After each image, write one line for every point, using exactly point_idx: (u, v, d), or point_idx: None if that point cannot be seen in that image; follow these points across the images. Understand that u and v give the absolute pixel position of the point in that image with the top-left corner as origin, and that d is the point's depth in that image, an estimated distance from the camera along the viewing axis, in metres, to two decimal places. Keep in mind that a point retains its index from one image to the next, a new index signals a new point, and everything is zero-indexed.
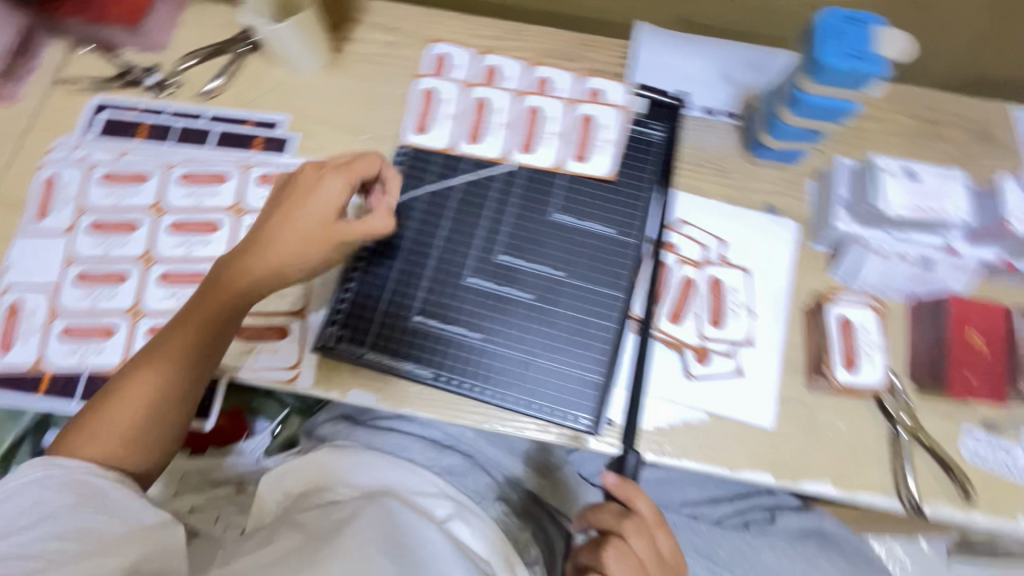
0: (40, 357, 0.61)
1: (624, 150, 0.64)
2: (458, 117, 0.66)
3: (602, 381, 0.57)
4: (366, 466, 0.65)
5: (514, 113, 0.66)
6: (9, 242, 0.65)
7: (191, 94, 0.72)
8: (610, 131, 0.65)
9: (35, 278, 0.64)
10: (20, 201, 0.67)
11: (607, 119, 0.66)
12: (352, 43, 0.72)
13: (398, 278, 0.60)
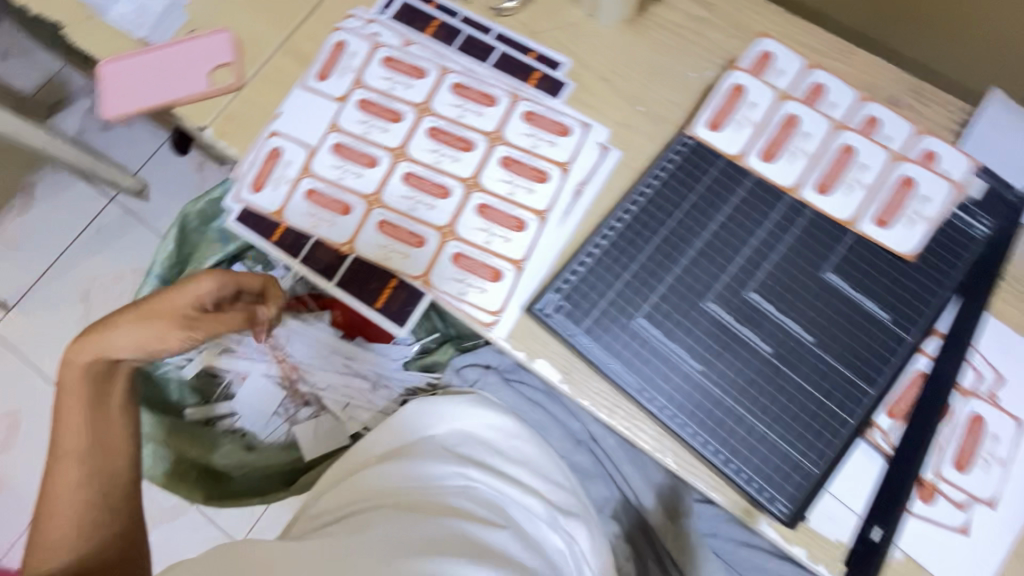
0: (283, 207, 0.65)
1: (935, 233, 0.56)
2: (761, 127, 0.60)
3: (816, 476, 0.51)
4: (507, 432, 0.66)
5: (824, 144, 0.58)
6: (288, 91, 0.69)
7: (484, 5, 0.71)
8: (930, 206, 0.56)
9: (299, 133, 0.67)
10: (310, 57, 0.71)
11: (931, 190, 0.57)
12: (659, 6, 0.70)
13: (634, 272, 0.56)
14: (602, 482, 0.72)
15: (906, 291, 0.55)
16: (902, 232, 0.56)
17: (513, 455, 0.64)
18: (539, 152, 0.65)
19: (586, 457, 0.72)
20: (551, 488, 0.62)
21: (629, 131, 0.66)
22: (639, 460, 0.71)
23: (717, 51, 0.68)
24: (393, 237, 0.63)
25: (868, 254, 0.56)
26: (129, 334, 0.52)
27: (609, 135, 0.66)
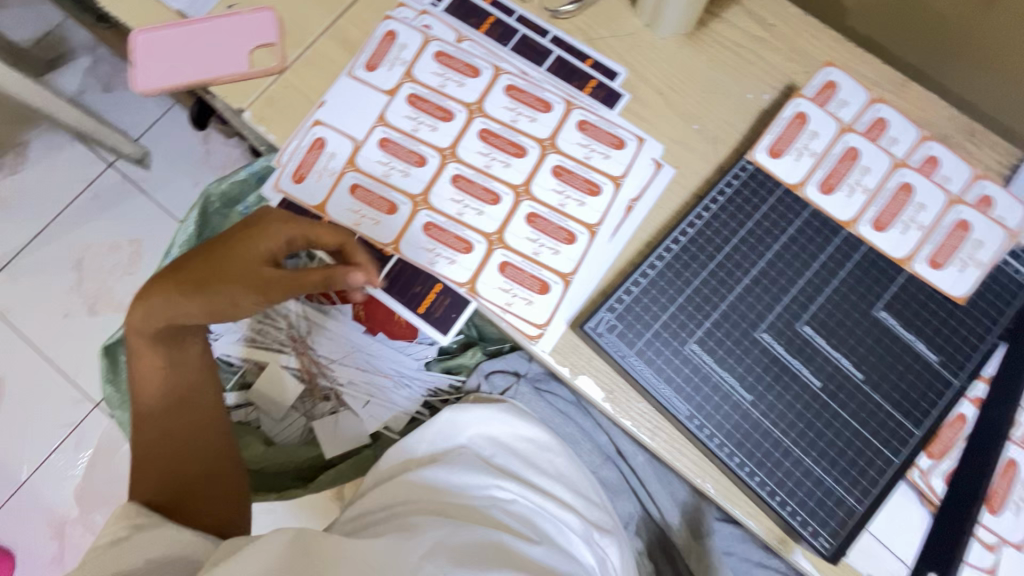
0: (325, 201, 0.63)
1: (986, 278, 0.57)
2: (820, 158, 0.59)
3: (858, 512, 0.52)
4: (542, 446, 0.65)
5: (883, 181, 0.59)
6: (333, 79, 0.66)
7: (541, 5, 0.69)
8: (982, 251, 0.57)
9: (345, 125, 0.65)
10: (356, 44, 0.68)
11: (984, 235, 0.57)
12: (720, 21, 0.69)
13: (688, 298, 0.56)
14: (627, 497, 0.72)
15: (954, 336, 0.55)
16: (954, 275, 0.56)
17: (548, 469, 0.63)
18: (592, 163, 0.64)
19: (613, 472, 0.73)
20: (586, 503, 0.62)
21: (685, 149, 0.65)
22: (665, 477, 0.72)
23: (775, 73, 0.67)
24: (440, 241, 0.61)
25: (919, 293, 0.56)
26: (190, 300, 0.53)
27: (663, 152, 0.64)
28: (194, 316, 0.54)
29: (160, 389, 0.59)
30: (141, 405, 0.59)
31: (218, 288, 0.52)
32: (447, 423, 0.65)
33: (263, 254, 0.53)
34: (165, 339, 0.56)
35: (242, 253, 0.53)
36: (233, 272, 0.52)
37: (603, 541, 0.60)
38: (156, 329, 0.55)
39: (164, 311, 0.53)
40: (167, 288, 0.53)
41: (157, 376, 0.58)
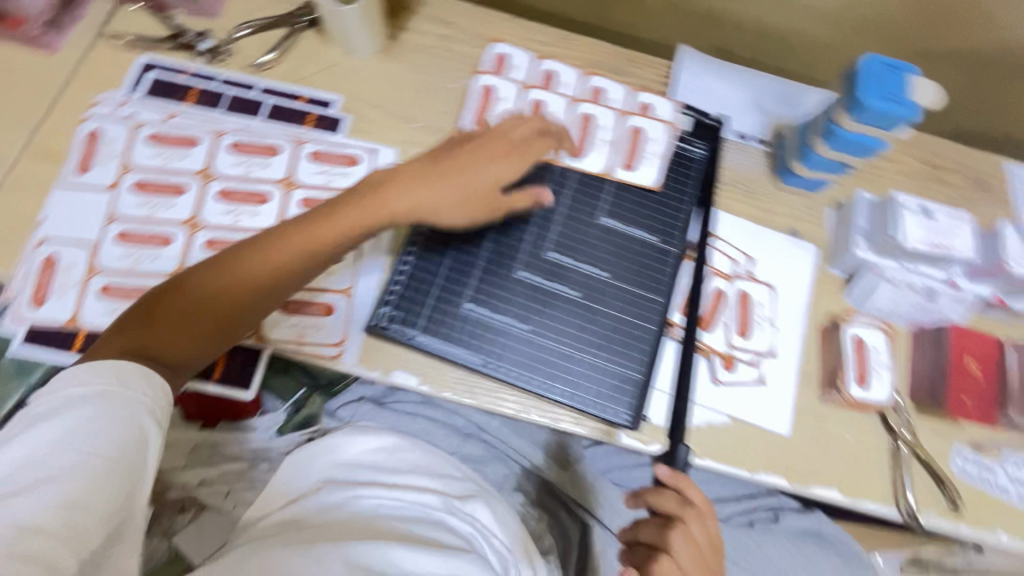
0: (75, 313, 0.61)
1: (668, 164, 0.70)
2: (514, 113, 0.73)
3: (643, 380, 0.61)
4: (394, 448, 0.70)
5: (571, 117, 0.72)
6: (47, 193, 0.65)
7: (241, 64, 0.74)
8: (657, 145, 0.71)
9: (74, 232, 0.63)
10: (62, 153, 0.67)
11: (654, 132, 0.72)
12: (407, 32, 0.78)
13: (449, 266, 0.63)
14: (496, 463, 0.77)
15: (660, 215, 0.68)
16: (645, 169, 0.69)
17: (403, 465, 0.68)
18: (335, 185, 0.69)
19: (477, 446, 0.77)
20: (444, 481, 0.68)
21: (414, 147, 0.72)
22: (522, 429, 0.79)
23: (468, 60, 0.77)
24: None
25: (625, 192, 0.68)
26: (347, 211, 0.56)
27: (397, 154, 0.71)
28: (328, 250, 0.56)
29: (245, 291, 0.55)
30: (195, 304, 0.54)
31: (410, 185, 0.58)
32: (300, 460, 0.68)
33: (493, 173, 0.60)
34: (255, 295, 0.55)
35: (480, 159, 0.60)
36: (454, 183, 0.58)
37: (467, 505, 0.65)
38: (269, 269, 0.55)
39: (289, 256, 0.55)
40: (363, 205, 0.57)
41: (209, 310, 0.55)
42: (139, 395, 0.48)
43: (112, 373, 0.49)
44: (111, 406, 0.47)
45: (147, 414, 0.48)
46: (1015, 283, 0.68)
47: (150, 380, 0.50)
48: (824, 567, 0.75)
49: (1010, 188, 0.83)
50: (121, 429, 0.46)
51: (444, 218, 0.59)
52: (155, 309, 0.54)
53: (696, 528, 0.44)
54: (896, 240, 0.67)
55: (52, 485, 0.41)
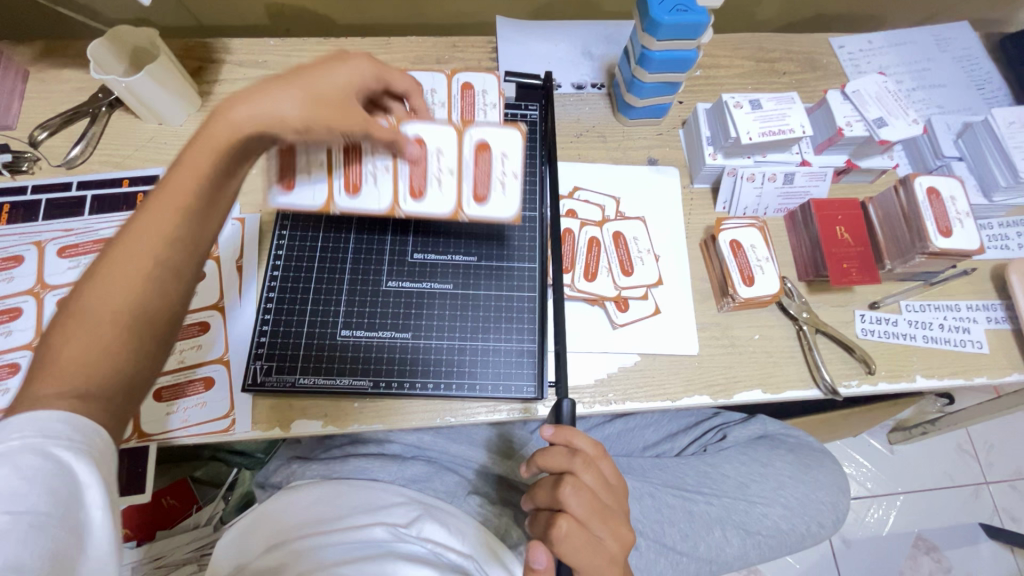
0: None
1: (504, 112, 0.72)
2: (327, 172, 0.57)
3: (537, 348, 0.63)
4: (331, 495, 0.63)
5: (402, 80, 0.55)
6: None
7: (51, 166, 0.70)
8: (489, 95, 0.72)
9: None
10: None
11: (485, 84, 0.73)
12: (219, 84, 0.76)
13: (314, 300, 0.63)
14: (442, 474, 0.71)
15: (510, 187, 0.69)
16: (499, 199, 0.55)
17: (343, 510, 0.61)
18: None
19: (418, 466, 0.71)
20: (386, 511, 0.61)
21: (254, 194, 0.70)
22: (461, 435, 0.77)
23: None
24: None
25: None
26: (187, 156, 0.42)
27: (238, 207, 0.69)
28: (204, 184, 0.42)
29: (117, 282, 0.38)
30: (63, 332, 0.38)
31: (248, 96, 0.44)
32: (236, 539, 0.61)
33: (342, 74, 0.48)
34: (140, 272, 0.39)
35: (318, 69, 0.47)
36: (291, 84, 0.45)
37: (417, 529, 0.59)
38: (156, 235, 0.40)
39: (187, 208, 0.41)
40: (212, 130, 0.42)
41: (77, 328, 0.37)
42: (58, 441, 0.35)
43: (29, 428, 0.34)
44: (32, 462, 0.33)
45: (88, 470, 0.35)
46: (856, 144, 0.71)
47: (76, 425, 0.36)
48: (780, 465, 0.76)
49: (840, 58, 0.85)
50: (66, 481, 0.34)
51: (292, 119, 0.44)
52: (42, 358, 0.37)
53: (587, 476, 0.46)
54: (735, 138, 0.68)
55: (11, 545, 0.31)
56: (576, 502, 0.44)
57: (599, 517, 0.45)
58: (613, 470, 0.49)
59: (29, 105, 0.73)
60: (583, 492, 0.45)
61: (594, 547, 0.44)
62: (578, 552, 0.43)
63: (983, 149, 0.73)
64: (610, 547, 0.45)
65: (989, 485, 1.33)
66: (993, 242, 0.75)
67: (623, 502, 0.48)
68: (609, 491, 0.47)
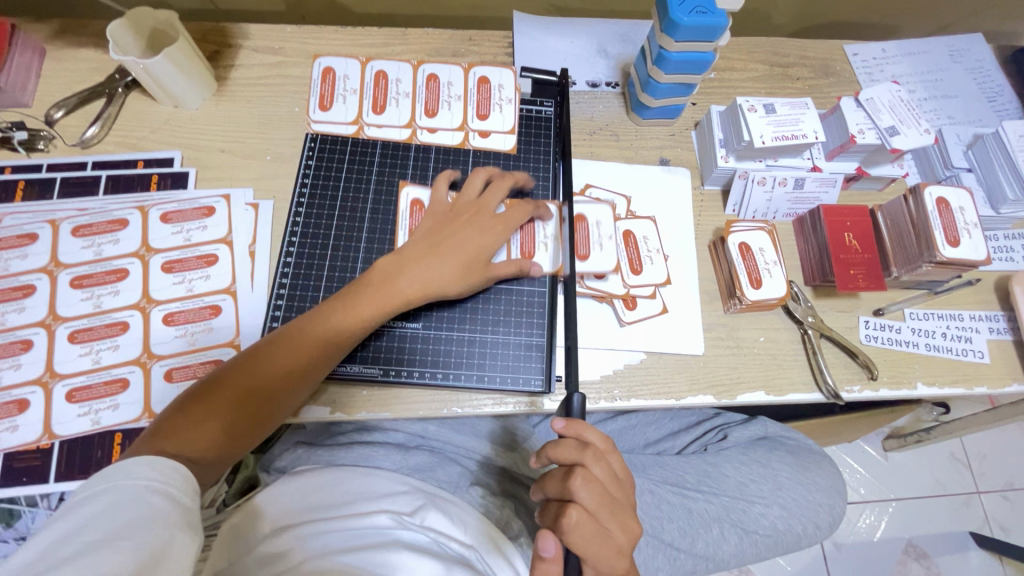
0: None
1: (519, 107, 0.74)
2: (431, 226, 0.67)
3: (545, 343, 0.64)
4: (336, 481, 0.64)
5: (514, 219, 0.63)
6: None
7: (66, 145, 0.70)
8: (505, 90, 0.74)
9: None
10: None
11: (501, 79, 0.75)
12: (235, 69, 0.76)
13: (327, 288, 0.64)
14: (445, 464, 0.71)
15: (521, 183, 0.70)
16: (647, 301, 0.68)
17: (348, 496, 0.62)
18: (194, 241, 0.66)
19: (422, 455, 0.71)
20: (391, 498, 0.62)
21: (268, 181, 0.70)
22: (465, 426, 0.77)
23: (305, 82, 0.76)
24: (91, 398, 0.60)
25: (485, 161, 0.71)
26: (356, 301, 0.57)
27: (252, 193, 0.69)
28: (348, 332, 0.57)
29: (264, 381, 0.54)
30: (210, 402, 0.52)
31: (415, 266, 0.59)
32: (242, 522, 0.61)
33: (481, 245, 0.60)
34: (279, 381, 0.55)
35: (462, 239, 0.60)
36: (443, 258, 0.59)
37: (421, 517, 0.60)
38: (302, 356, 0.55)
39: (332, 326, 0.57)
40: (381, 290, 0.58)
41: (220, 407, 0.52)
42: (134, 479, 0.43)
43: (115, 474, 0.43)
44: (109, 498, 0.41)
45: (157, 493, 0.43)
46: (867, 152, 0.72)
47: (156, 464, 0.45)
48: (779, 467, 0.77)
49: (854, 66, 0.86)
50: (140, 502, 0.41)
51: (440, 287, 0.59)
52: (184, 412, 0.52)
53: (597, 469, 0.47)
54: (749, 141, 0.68)
55: (109, 548, 0.38)
56: (585, 494, 0.45)
57: (608, 510, 0.46)
58: (621, 464, 0.50)
59: (45, 83, 0.73)
60: (593, 485, 0.46)
61: (602, 538, 0.46)
62: (586, 542, 0.45)
63: (992, 160, 0.74)
64: (617, 538, 0.46)
65: (980, 495, 1.34)
66: (998, 253, 0.76)
67: (629, 494, 0.49)
68: (618, 484, 0.48)
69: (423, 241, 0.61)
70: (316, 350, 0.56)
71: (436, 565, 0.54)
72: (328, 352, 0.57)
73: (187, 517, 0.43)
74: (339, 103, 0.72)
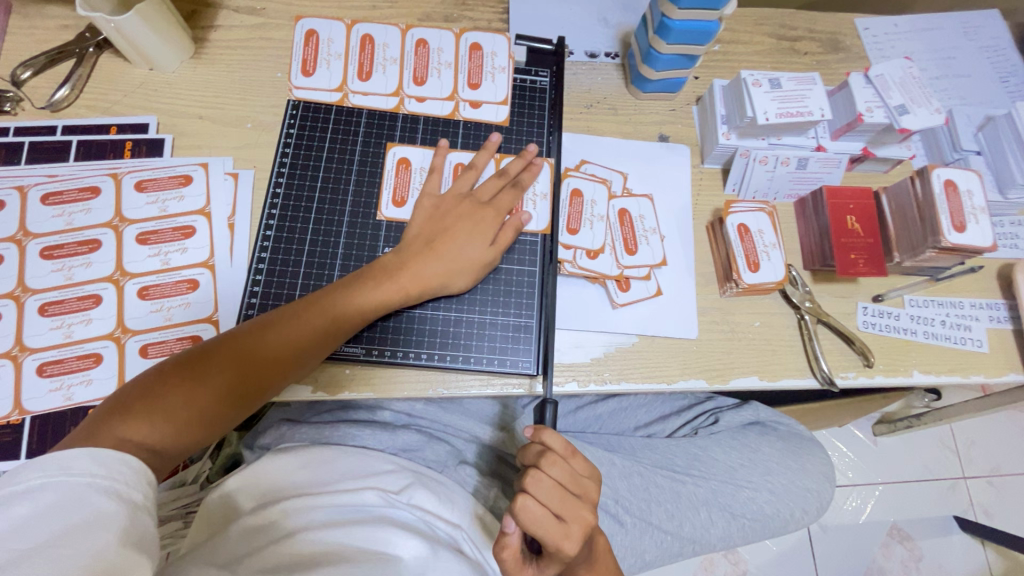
0: None
1: (512, 76, 0.71)
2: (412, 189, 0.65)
3: (535, 323, 0.62)
4: (320, 458, 0.63)
5: (503, 205, 0.62)
6: None
7: (35, 108, 0.66)
8: (499, 58, 0.70)
9: None
10: None
11: (493, 46, 0.71)
12: (213, 31, 0.72)
13: (308, 264, 0.62)
14: (433, 443, 0.70)
15: (513, 156, 0.67)
16: (639, 285, 0.66)
17: (331, 473, 0.60)
18: (170, 211, 0.63)
19: (410, 434, 0.70)
20: (378, 477, 0.60)
21: (249, 150, 0.67)
22: (453, 404, 0.75)
23: (289, 46, 0.72)
24: (63, 373, 0.58)
25: (475, 133, 0.68)
26: (353, 294, 0.57)
27: (231, 163, 0.66)
28: (338, 326, 0.56)
29: (245, 368, 0.53)
30: (186, 381, 0.50)
31: (413, 262, 0.59)
32: (223, 500, 0.60)
33: (476, 237, 0.60)
34: (262, 370, 0.53)
35: (458, 234, 0.60)
36: (440, 255, 0.59)
37: (408, 496, 0.58)
38: (289, 345, 0.54)
39: (325, 313, 0.55)
40: (379, 286, 0.57)
41: (200, 388, 0.51)
42: (76, 475, 0.42)
43: (53, 467, 0.41)
44: (48, 498, 0.40)
45: (100, 491, 0.42)
46: (875, 132, 0.69)
47: (98, 457, 0.43)
48: (770, 453, 0.76)
49: (865, 41, 0.82)
50: (81, 502, 0.40)
51: (438, 284, 0.59)
52: (154, 390, 0.50)
53: (553, 470, 0.47)
54: (752, 118, 0.65)
55: (46, 556, 0.37)
56: (538, 490, 0.46)
57: (559, 506, 0.46)
58: (585, 465, 0.49)
59: (12, 41, 0.69)
60: (545, 484, 0.46)
61: (553, 531, 0.45)
62: (537, 532, 0.45)
63: (1003, 144, 0.72)
64: (568, 529, 0.46)
65: (967, 480, 1.35)
66: (1004, 240, 0.74)
67: (592, 492, 0.49)
68: (577, 484, 0.48)
69: (423, 233, 0.60)
70: (308, 337, 0.55)
71: (420, 545, 0.53)
72: (320, 341, 0.55)
73: (136, 516, 0.43)
74: (323, 69, 0.69)
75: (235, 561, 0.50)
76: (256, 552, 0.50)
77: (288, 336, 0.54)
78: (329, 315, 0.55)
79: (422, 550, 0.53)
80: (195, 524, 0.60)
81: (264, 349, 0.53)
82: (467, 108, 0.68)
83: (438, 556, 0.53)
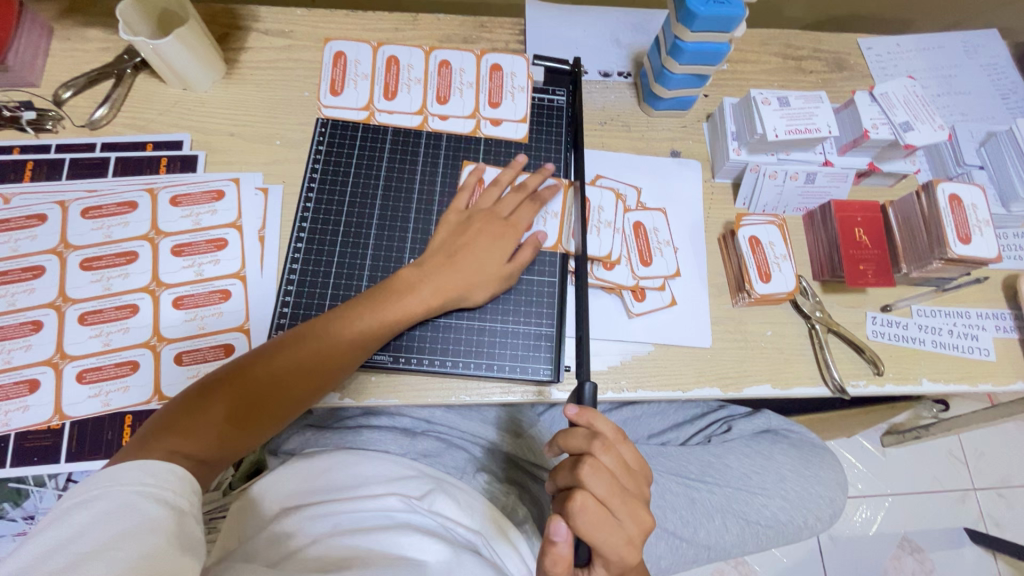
0: None
1: (531, 96, 0.74)
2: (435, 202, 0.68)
3: (555, 332, 0.64)
4: (344, 464, 0.64)
5: (522, 219, 0.65)
6: None
7: (75, 126, 0.70)
8: (517, 78, 0.74)
9: None
10: None
11: (512, 66, 0.74)
12: (244, 52, 0.75)
13: (337, 274, 0.65)
14: (453, 451, 0.71)
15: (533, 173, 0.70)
16: (655, 295, 0.68)
17: (355, 479, 0.62)
18: (204, 224, 0.66)
19: (429, 441, 0.71)
20: (401, 482, 0.62)
21: (278, 166, 0.70)
22: (471, 411, 0.77)
23: (316, 66, 0.75)
24: (101, 379, 0.60)
25: (496, 150, 0.71)
26: (378, 309, 0.59)
27: (262, 178, 0.69)
28: (363, 341, 0.58)
29: (279, 382, 0.55)
30: (220, 395, 0.53)
31: (436, 273, 0.61)
32: (250, 505, 0.61)
33: (496, 250, 0.63)
34: (295, 383, 0.56)
35: (480, 247, 0.62)
36: (461, 267, 0.61)
37: (429, 502, 0.60)
38: (317, 358, 0.56)
39: (351, 328, 0.58)
40: (402, 299, 0.59)
41: (233, 401, 0.53)
42: (127, 484, 0.44)
43: (105, 480, 0.44)
44: (102, 505, 0.42)
45: (148, 498, 0.44)
46: (881, 147, 0.72)
47: (148, 468, 0.45)
48: (783, 461, 0.77)
49: (868, 60, 0.85)
50: (131, 507, 0.42)
51: (459, 293, 0.61)
52: (190, 406, 0.52)
53: (607, 458, 0.48)
54: (762, 134, 0.68)
55: (102, 558, 0.39)
56: (596, 481, 0.46)
57: (618, 498, 0.47)
58: (632, 454, 0.51)
59: (54, 63, 0.72)
60: (603, 474, 0.47)
61: (611, 525, 0.46)
62: (595, 527, 0.46)
63: (1005, 158, 0.74)
64: (626, 527, 0.47)
65: (976, 491, 1.35)
66: (1007, 251, 0.76)
67: (641, 485, 0.50)
68: (628, 474, 0.49)
69: (443, 245, 0.63)
70: (335, 351, 0.57)
71: (443, 548, 0.54)
72: (347, 355, 0.57)
73: (183, 520, 0.44)
74: (350, 88, 0.72)
75: (277, 563, 0.51)
76: (285, 557, 0.52)
77: (315, 350, 0.56)
78: (354, 330, 0.58)
79: (446, 554, 0.54)
80: (221, 529, 0.62)
81: (293, 363, 0.56)
82: (488, 126, 0.71)
83: (461, 560, 0.54)
